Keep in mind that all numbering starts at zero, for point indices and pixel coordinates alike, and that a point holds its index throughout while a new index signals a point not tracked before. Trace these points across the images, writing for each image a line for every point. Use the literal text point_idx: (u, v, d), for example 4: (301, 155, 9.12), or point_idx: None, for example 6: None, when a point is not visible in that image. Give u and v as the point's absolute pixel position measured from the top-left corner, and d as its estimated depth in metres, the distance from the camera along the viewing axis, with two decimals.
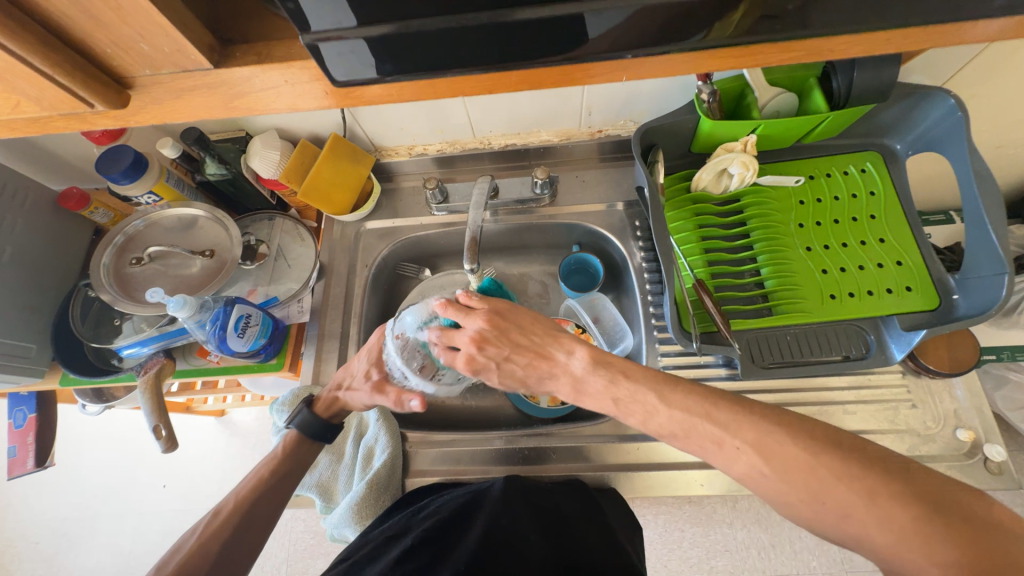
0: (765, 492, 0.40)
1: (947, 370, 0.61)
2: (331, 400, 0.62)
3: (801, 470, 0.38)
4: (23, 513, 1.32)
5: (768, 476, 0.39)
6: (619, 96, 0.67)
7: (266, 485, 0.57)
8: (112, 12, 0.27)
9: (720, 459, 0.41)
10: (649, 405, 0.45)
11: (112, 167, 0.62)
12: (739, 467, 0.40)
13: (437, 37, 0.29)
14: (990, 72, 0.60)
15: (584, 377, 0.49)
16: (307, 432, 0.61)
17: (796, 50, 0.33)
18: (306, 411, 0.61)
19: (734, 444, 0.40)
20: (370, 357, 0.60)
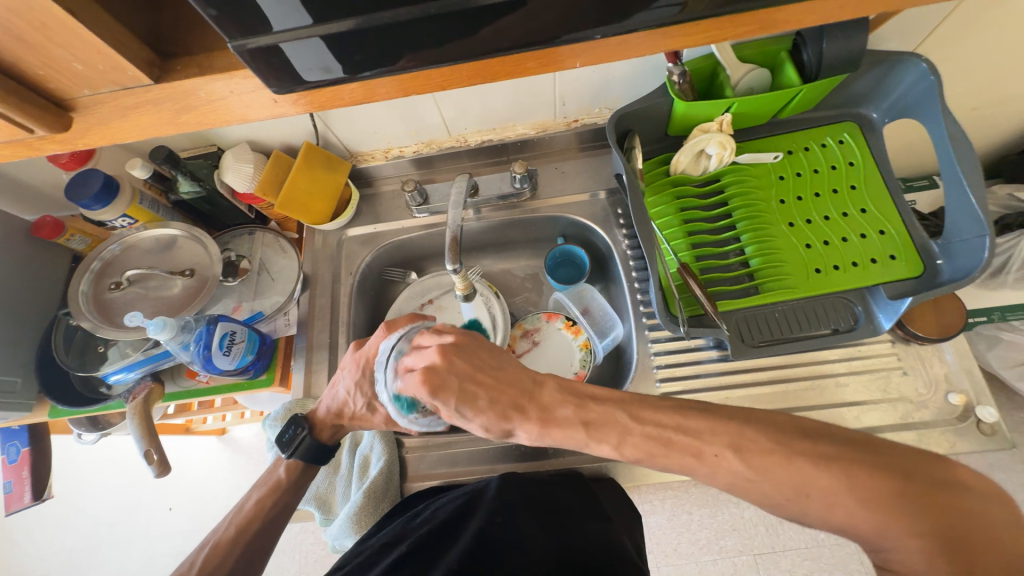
0: (750, 496, 0.37)
1: (921, 338, 0.62)
2: (334, 427, 0.62)
3: (777, 464, 0.35)
4: (30, 547, 1.31)
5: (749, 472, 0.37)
6: (591, 83, 0.67)
7: (267, 516, 0.57)
8: (39, 33, 0.26)
9: (702, 471, 0.38)
10: (622, 424, 0.41)
11: (81, 192, 0.61)
12: (723, 476, 0.37)
13: (392, 31, 0.28)
14: (961, 32, 0.60)
15: (553, 407, 0.44)
16: (309, 457, 0.60)
17: (752, 23, 0.32)
18: (309, 437, 0.60)
19: (711, 450, 0.38)
20: (365, 390, 0.58)
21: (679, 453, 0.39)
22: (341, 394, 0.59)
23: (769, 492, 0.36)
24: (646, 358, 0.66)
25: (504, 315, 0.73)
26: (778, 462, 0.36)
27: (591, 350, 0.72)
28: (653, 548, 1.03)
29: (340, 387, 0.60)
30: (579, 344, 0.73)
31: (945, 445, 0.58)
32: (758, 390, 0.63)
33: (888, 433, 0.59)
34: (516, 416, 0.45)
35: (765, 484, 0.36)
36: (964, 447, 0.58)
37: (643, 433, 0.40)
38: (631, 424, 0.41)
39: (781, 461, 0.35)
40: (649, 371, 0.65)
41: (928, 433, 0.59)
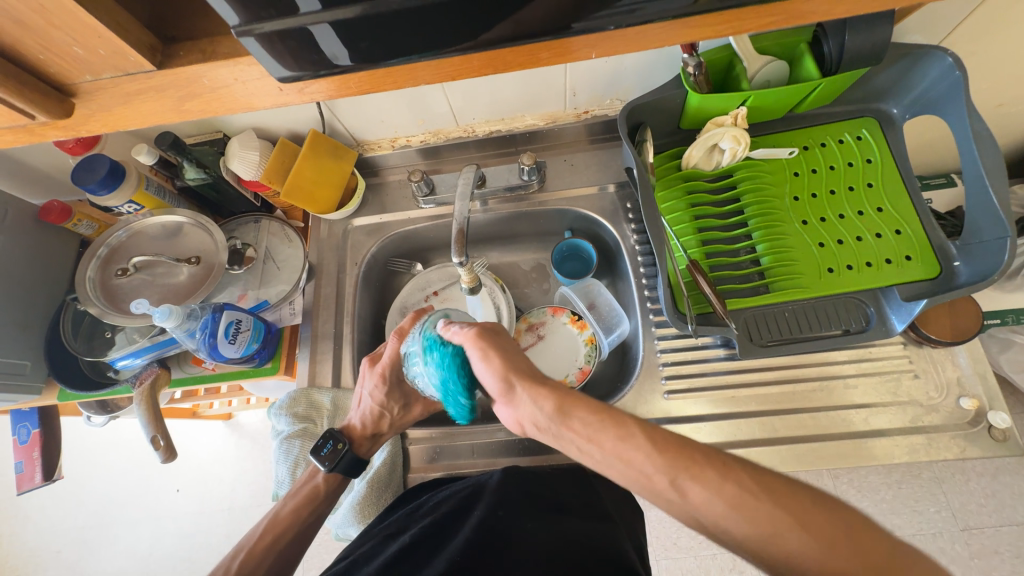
0: (746, 526, 0.36)
1: (942, 340, 0.60)
2: (372, 440, 0.62)
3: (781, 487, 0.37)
4: (42, 524, 1.34)
5: (755, 496, 0.36)
6: (603, 74, 0.65)
7: (301, 523, 0.57)
8: (38, 16, 0.26)
9: (707, 479, 0.38)
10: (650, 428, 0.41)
11: (87, 177, 0.61)
12: (729, 488, 0.37)
13: (401, 18, 0.27)
14: (991, 26, 0.57)
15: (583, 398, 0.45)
16: (349, 471, 0.60)
17: (774, 15, 0.31)
18: (350, 451, 0.60)
19: (722, 459, 0.39)
20: (396, 397, 0.62)
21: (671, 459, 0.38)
22: (370, 403, 0.61)
23: (781, 525, 0.35)
24: (652, 355, 0.66)
25: (509, 308, 0.73)
26: (792, 493, 0.36)
27: (597, 346, 0.71)
28: (652, 541, 1.04)
29: (365, 398, 0.62)
30: (584, 339, 0.71)
31: (955, 450, 0.57)
32: (764, 390, 0.62)
33: (896, 436, 0.58)
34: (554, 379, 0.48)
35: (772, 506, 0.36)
36: (974, 452, 0.57)
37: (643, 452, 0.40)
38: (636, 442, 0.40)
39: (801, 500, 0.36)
40: (654, 370, 0.65)
41: (937, 438, 0.58)
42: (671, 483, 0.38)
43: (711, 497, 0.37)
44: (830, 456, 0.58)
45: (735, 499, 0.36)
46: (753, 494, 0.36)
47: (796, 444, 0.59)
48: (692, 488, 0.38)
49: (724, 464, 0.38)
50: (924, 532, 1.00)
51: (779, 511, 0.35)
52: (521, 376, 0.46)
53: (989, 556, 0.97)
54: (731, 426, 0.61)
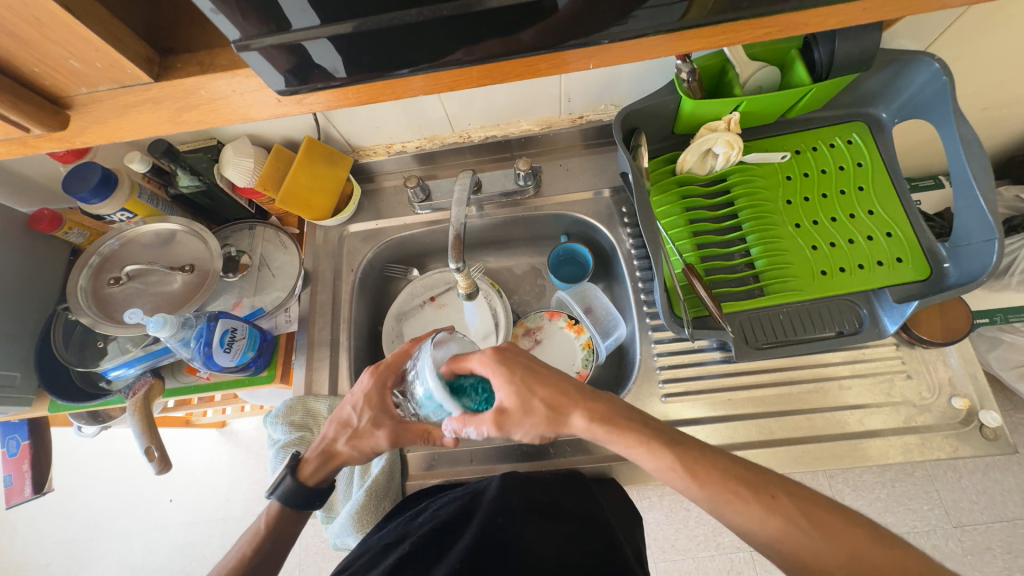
0: (789, 553, 0.39)
1: (936, 342, 0.61)
2: (319, 462, 0.57)
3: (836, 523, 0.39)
4: (31, 536, 1.31)
5: (801, 529, 0.39)
6: (597, 81, 0.66)
7: (249, 565, 0.52)
8: (34, 30, 0.26)
9: (756, 508, 0.41)
10: (691, 449, 0.44)
11: (79, 185, 0.60)
12: (777, 520, 0.40)
13: (398, 32, 0.28)
14: (975, 33, 0.58)
15: (603, 411, 0.47)
16: (292, 502, 0.56)
17: (769, 26, 0.31)
18: (291, 480, 0.56)
19: (769, 491, 0.41)
20: (372, 405, 0.58)
21: (716, 487, 0.42)
22: (347, 411, 0.58)
23: (821, 554, 0.38)
24: (649, 359, 0.66)
25: (506, 312, 0.73)
26: (825, 517, 0.39)
27: (594, 350, 0.71)
28: (650, 543, 1.04)
29: (347, 404, 0.59)
30: (581, 342, 0.72)
31: (948, 449, 0.58)
32: (760, 392, 0.63)
33: (891, 436, 0.59)
34: (568, 404, 0.48)
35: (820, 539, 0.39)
36: (967, 451, 0.58)
37: (688, 480, 0.43)
38: (680, 471, 0.43)
39: (833, 521, 0.39)
40: (652, 373, 0.65)
41: (931, 437, 0.59)
42: (716, 506, 0.42)
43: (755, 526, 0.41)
44: (827, 457, 0.59)
45: (779, 529, 0.40)
46: (799, 526, 0.39)
47: (793, 446, 0.59)
48: (734, 515, 0.41)
49: (772, 497, 0.41)
50: (918, 530, 1.01)
51: (828, 545, 0.38)
52: (557, 426, 0.47)
53: (982, 553, 0.98)
54: (728, 429, 0.61)
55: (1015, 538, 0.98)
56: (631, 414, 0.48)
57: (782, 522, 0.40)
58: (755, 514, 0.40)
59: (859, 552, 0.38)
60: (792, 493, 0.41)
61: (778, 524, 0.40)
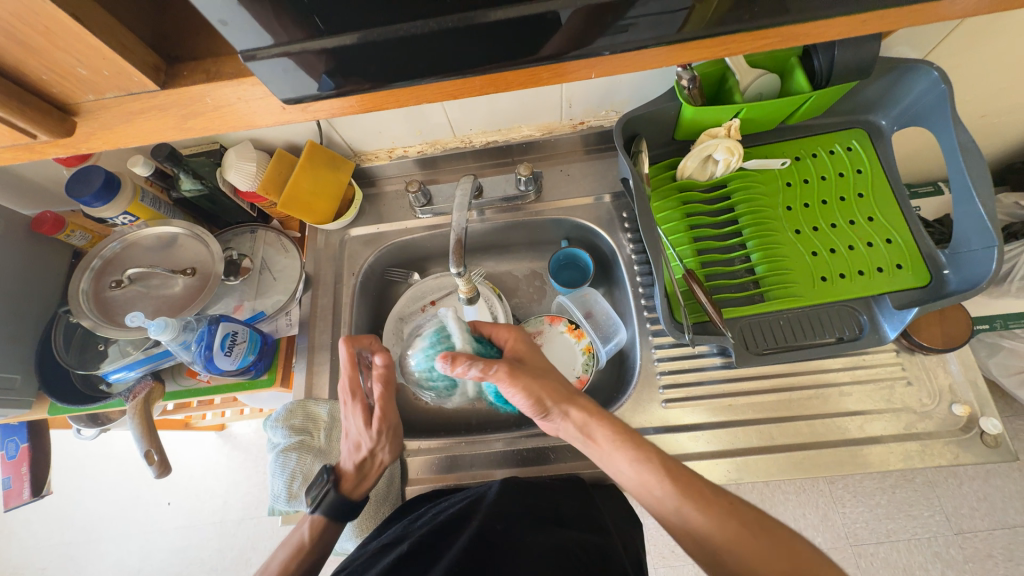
0: (736, 559, 0.41)
1: (944, 346, 0.61)
2: (359, 476, 0.59)
3: (785, 532, 0.42)
4: (27, 540, 1.31)
5: (752, 533, 0.41)
6: (598, 88, 0.66)
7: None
8: (41, 38, 0.26)
9: (713, 510, 0.43)
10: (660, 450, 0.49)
11: (82, 189, 0.60)
12: (731, 523, 0.42)
13: (400, 43, 0.28)
14: (973, 42, 0.59)
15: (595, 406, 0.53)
16: (337, 514, 0.57)
17: (770, 38, 0.32)
18: (333, 491, 0.57)
19: (726, 498, 0.45)
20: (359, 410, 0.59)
21: (682, 488, 0.45)
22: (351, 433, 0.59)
23: (768, 557, 0.39)
24: (650, 364, 0.66)
25: (507, 315, 0.73)
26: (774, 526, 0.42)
27: (594, 355, 0.71)
28: (649, 548, 1.04)
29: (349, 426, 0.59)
30: (581, 348, 0.71)
31: (948, 456, 0.58)
32: (761, 397, 0.63)
33: (891, 443, 0.59)
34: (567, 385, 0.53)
35: (765, 541, 0.41)
36: (967, 458, 0.58)
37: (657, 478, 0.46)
38: (650, 466, 0.47)
39: (783, 533, 0.41)
40: (652, 378, 0.65)
41: (931, 444, 0.58)
42: (680, 508, 0.44)
43: (712, 529, 0.42)
44: (827, 463, 0.59)
45: (735, 533, 0.42)
46: (750, 530, 0.42)
47: (794, 452, 0.59)
48: (695, 515, 0.43)
49: (728, 503, 0.44)
50: (919, 536, 1.01)
51: (774, 549, 0.40)
52: (559, 396, 0.51)
53: (982, 560, 0.98)
54: (728, 435, 0.61)
55: (1016, 546, 0.98)
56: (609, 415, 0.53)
57: (737, 524, 0.42)
58: (717, 516, 0.43)
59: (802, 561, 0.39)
60: (747, 506, 0.44)
61: (734, 525, 0.42)
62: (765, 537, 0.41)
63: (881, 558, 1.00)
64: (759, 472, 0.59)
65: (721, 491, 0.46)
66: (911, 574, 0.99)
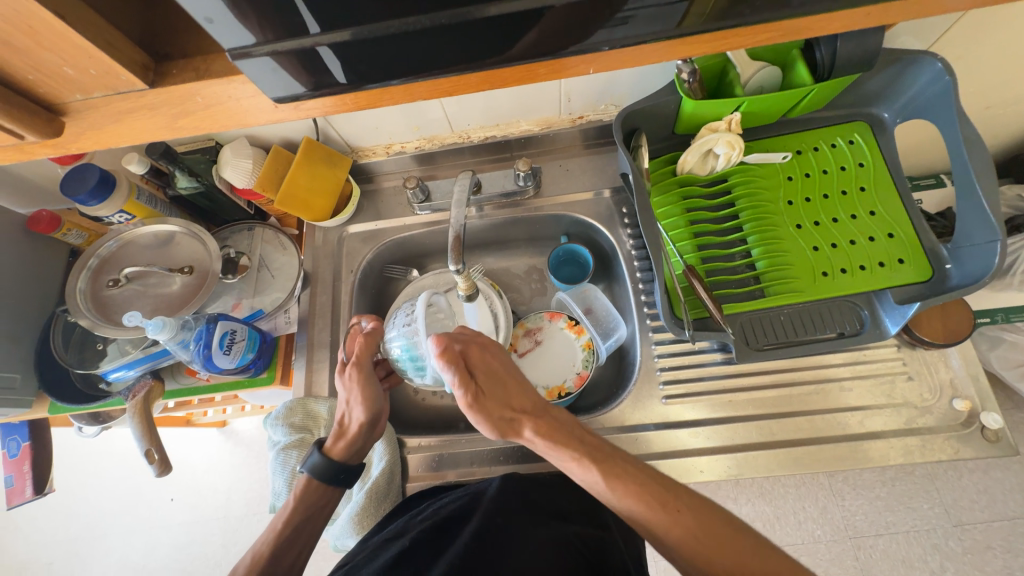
0: (686, 560, 0.41)
1: (957, 341, 0.60)
2: (337, 435, 0.58)
3: (737, 534, 0.41)
4: (32, 536, 1.32)
5: (700, 538, 0.41)
6: (597, 81, 0.65)
7: (282, 539, 0.53)
8: (26, 37, 0.25)
9: (661, 519, 0.43)
10: (611, 457, 0.47)
11: (77, 187, 0.59)
12: (679, 529, 0.42)
13: (394, 41, 0.28)
14: (977, 34, 0.58)
15: (562, 420, 0.51)
16: (323, 475, 0.56)
17: (770, 32, 0.31)
18: (318, 452, 0.57)
19: (676, 502, 0.43)
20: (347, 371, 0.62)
21: (628, 499, 0.44)
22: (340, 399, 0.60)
23: (712, 559, 0.40)
24: (650, 360, 0.66)
25: (506, 314, 0.72)
26: (720, 530, 0.41)
27: (594, 351, 0.70)
28: (650, 542, 1.04)
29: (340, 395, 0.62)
30: (582, 343, 0.71)
31: (948, 451, 0.58)
32: (761, 393, 0.62)
33: (892, 438, 0.59)
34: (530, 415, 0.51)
35: (716, 545, 0.41)
36: (968, 453, 0.58)
37: (608, 488, 0.45)
38: (602, 480, 0.46)
39: (732, 534, 0.41)
40: (652, 374, 0.65)
41: (932, 439, 0.58)
42: (632, 515, 0.44)
43: (665, 534, 0.42)
44: (827, 458, 0.59)
45: (682, 534, 0.42)
46: (698, 535, 0.41)
47: (793, 448, 0.59)
48: (645, 523, 0.43)
49: (676, 508, 0.43)
50: (918, 529, 1.01)
51: (724, 550, 0.40)
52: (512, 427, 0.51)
53: (982, 551, 0.98)
54: (728, 431, 0.61)
55: (1015, 537, 0.98)
56: (571, 424, 0.51)
57: (691, 524, 0.42)
58: (671, 520, 0.42)
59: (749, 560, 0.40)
60: (695, 506, 0.43)
61: (687, 525, 0.42)
62: (718, 537, 0.41)
63: (880, 550, 1.01)
64: (759, 467, 0.59)
65: (673, 487, 0.45)
66: (911, 566, 0.99)
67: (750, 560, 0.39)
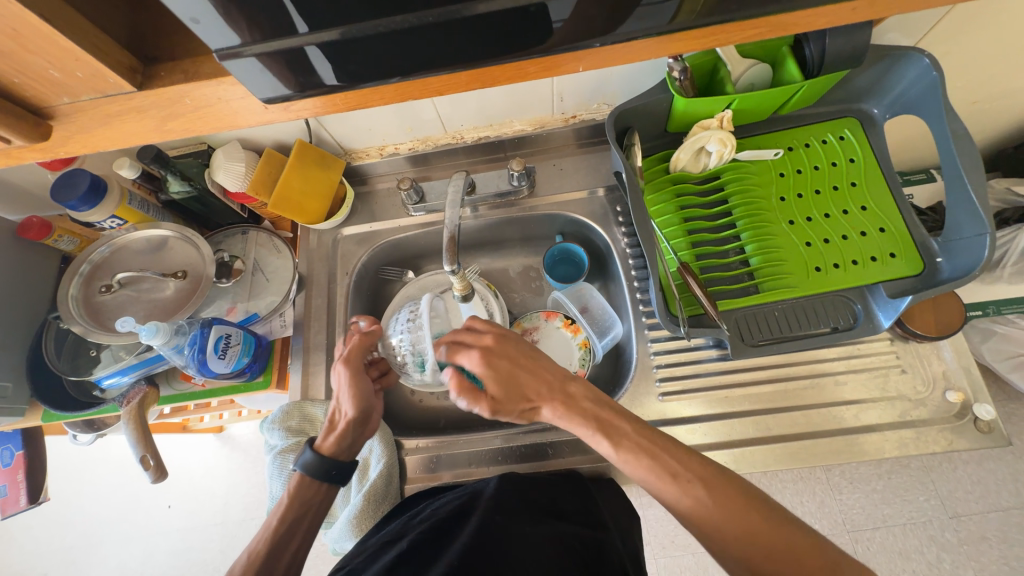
0: (699, 528, 0.42)
1: (949, 333, 0.61)
2: (328, 431, 0.58)
3: (750, 506, 0.41)
4: (28, 546, 1.30)
5: (711, 506, 0.42)
6: (588, 81, 0.65)
7: (278, 537, 0.53)
8: (12, 40, 0.25)
9: (671, 489, 0.43)
10: (624, 429, 0.48)
11: (68, 193, 0.59)
12: (691, 499, 0.42)
13: (383, 41, 0.28)
14: (963, 29, 0.59)
15: (577, 395, 0.50)
16: (316, 472, 0.56)
17: (758, 27, 0.31)
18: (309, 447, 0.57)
19: (689, 471, 0.44)
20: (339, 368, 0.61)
21: (641, 466, 0.45)
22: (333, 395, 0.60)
23: (722, 528, 0.41)
24: (646, 358, 0.66)
25: (502, 311, 0.73)
26: (732, 498, 0.42)
27: (590, 350, 0.71)
28: (650, 540, 1.05)
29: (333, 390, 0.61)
30: (578, 342, 0.71)
31: (942, 442, 0.59)
32: (757, 388, 0.63)
33: (887, 431, 0.59)
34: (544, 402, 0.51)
35: (728, 516, 0.41)
36: (961, 444, 0.59)
37: (625, 458, 0.46)
38: (618, 451, 0.47)
39: (745, 505, 0.41)
40: (649, 371, 0.65)
41: (926, 431, 0.59)
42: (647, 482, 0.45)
43: (677, 503, 0.43)
44: (823, 452, 0.59)
45: (695, 503, 0.42)
46: (710, 504, 0.42)
47: (789, 442, 0.59)
48: (658, 491, 0.44)
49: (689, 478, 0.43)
50: (914, 521, 1.02)
51: (734, 521, 0.40)
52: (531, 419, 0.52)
53: (978, 542, 0.99)
54: (725, 426, 0.61)
55: (1009, 527, 0.99)
56: (587, 393, 0.50)
57: (704, 494, 0.42)
58: (684, 488, 0.43)
59: (758, 532, 0.40)
60: (710, 476, 0.43)
61: (699, 495, 0.42)
62: (730, 505, 0.41)
63: (877, 543, 1.02)
64: (756, 462, 0.59)
65: (689, 457, 0.45)
66: (908, 557, 1.00)
67: (761, 533, 0.40)
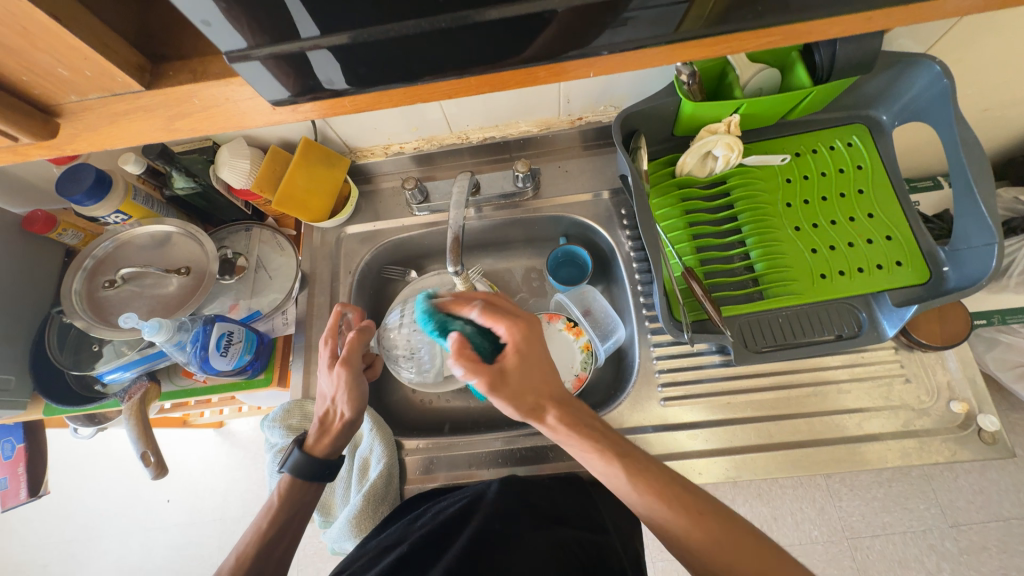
0: (709, 564, 0.41)
1: (954, 343, 0.61)
2: (321, 432, 0.58)
3: (762, 542, 0.41)
4: (28, 538, 1.31)
5: (725, 542, 0.41)
6: (596, 83, 0.65)
7: (267, 540, 0.52)
8: (21, 39, 0.25)
9: (683, 524, 0.42)
10: (631, 454, 0.47)
11: (73, 188, 0.59)
12: (703, 532, 0.41)
13: (392, 44, 0.27)
14: (974, 37, 0.58)
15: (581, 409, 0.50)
16: (303, 473, 0.56)
17: (771, 35, 0.31)
18: (298, 449, 0.56)
19: (700, 505, 0.43)
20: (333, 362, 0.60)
21: (648, 498, 0.44)
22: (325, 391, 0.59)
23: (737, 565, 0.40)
24: (649, 362, 0.66)
25: None
26: (744, 535, 0.41)
27: (592, 353, 0.70)
28: (648, 543, 1.05)
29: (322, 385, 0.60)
30: (580, 346, 0.70)
31: (946, 453, 0.58)
32: (760, 395, 0.62)
33: (889, 440, 0.59)
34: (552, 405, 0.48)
35: (743, 553, 0.40)
36: (965, 455, 0.58)
37: (632, 488, 0.45)
38: (624, 478, 0.45)
39: (759, 547, 0.40)
40: (651, 376, 0.65)
41: (929, 441, 0.59)
42: (651, 512, 0.44)
43: (692, 531, 0.42)
44: (825, 461, 0.59)
45: (704, 539, 0.41)
46: (722, 540, 0.41)
47: (791, 450, 0.59)
48: (666, 523, 0.43)
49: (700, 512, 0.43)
50: (914, 529, 1.02)
51: (751, 557, 0.40)
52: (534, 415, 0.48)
53: (978, 552, 0.99)
54: (727, 433, 0.61)
55: (1010, 538, 0.99)
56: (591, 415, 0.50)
57: (715, 527, 0.42)
58: (696, 522, 0.42)
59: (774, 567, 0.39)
60: (719, 512, 0.43)
61: (711, 528, 0.42)
62: (743, 542, 0.41)
63: (876, 551, 1.01)
64: (757, 470, 0.59)
65: (698, 492, 0.45)
66: (907, 566, 1.00)
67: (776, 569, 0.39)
